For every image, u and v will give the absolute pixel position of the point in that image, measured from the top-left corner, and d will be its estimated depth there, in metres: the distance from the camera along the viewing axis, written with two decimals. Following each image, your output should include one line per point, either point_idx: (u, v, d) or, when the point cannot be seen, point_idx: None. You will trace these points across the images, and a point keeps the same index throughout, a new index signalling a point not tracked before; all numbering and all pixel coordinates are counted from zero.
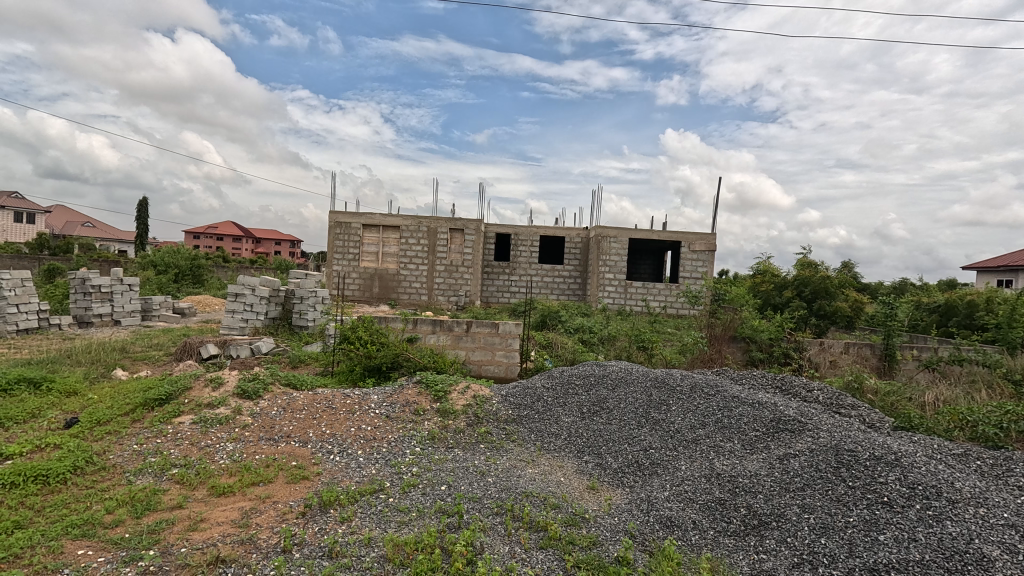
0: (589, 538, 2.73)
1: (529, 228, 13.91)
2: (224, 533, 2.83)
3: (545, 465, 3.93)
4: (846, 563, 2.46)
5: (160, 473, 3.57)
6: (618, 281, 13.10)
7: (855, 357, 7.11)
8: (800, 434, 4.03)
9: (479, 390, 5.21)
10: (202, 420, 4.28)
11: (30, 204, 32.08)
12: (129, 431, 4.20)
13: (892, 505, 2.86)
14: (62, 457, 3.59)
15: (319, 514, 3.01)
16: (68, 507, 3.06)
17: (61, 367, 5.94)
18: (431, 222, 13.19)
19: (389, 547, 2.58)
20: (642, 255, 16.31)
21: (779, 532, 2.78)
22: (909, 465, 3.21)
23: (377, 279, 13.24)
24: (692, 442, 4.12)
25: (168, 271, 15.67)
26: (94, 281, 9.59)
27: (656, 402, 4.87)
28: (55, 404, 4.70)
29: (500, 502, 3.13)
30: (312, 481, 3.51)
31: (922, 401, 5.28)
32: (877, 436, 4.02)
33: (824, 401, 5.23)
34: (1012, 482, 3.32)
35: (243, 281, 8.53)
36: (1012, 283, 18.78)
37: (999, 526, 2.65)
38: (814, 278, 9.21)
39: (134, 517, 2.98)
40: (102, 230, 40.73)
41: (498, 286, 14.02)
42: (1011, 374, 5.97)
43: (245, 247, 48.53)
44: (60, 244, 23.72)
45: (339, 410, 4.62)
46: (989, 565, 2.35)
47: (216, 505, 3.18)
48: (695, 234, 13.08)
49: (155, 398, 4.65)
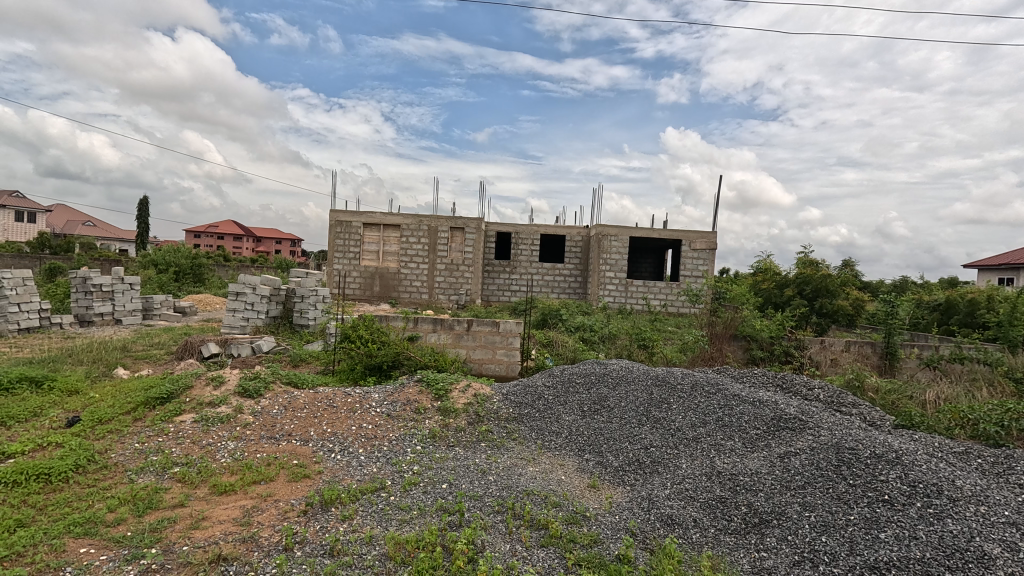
0: (590, 536, 2.73)
1: (530, 226, 13.90)
2: (226, 531, 2.83)
3: (546, 463, 3.93)
4: (847, 561, 2.47)
5: (162, 471, 3.58)
6: (619, 280, 13.10)
7: (856, 356, 7.10)
8: (801, 432, 4.03)
9: (479, 389, 5.22)
10: (204, 419, 4.29)
11: (31, 203, 32.12)
12: (130, 430, 4.21)
13: (893, 503, 2.86)
14: (64, 455, 3.60)
15: (320, 512, 3.02)
16: (70, 506, 3.06)
17: (63, 366, 5.95)
18: (432, 220, 13.19)
19: (391, 545, 2.59)
20: (643, 253, 16.29)
21: (780, 530, 2.78)
22: (910, 463, 3.21)
23: (378, 278, 13.25)
24: (693, 440, 4.12)
25: (169, 270, 15.69)
26: (96, 280, 9.61)
27: (657, 400, 4.87)
28: (57, 403, 4.71)
29: (501, 500, 3.13)
30: (314, 480, 3.51)
31: (923, 399, 5.28)
32: (878, 433, 4.02)
33: (825, 399, 5.23)
34: (1014, 480, 3.32)
35: (244, 280, 8.53)
36: (1013, 281, 18.75)
37: (1000, 524, 2.65)
38: (816, 276, 9.20)
39: (136, 515, 2.99)
40: (103, 229, 40.77)
41: (499, 285, 14.03)
42: (1012, 372, 5.97)
43: (246, 245, 48.57)
44: (62, 243, 23.75)
45: (340, 408, 4.62)
46: (990, 563, 2.35)
47: (218, 504, 3.19)
48: (696, 232, 13.07)
49: (156, 397, 4.66)
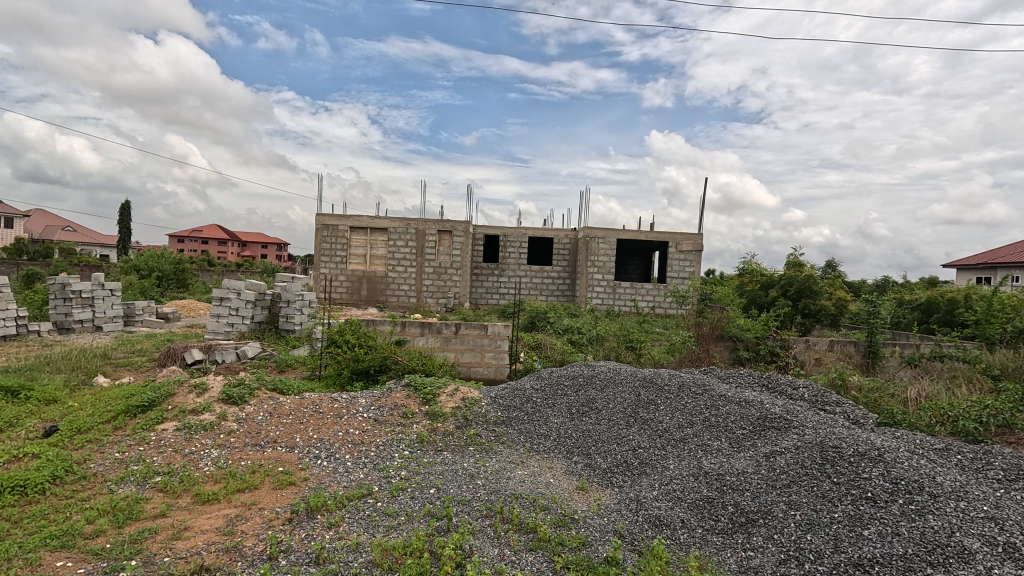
0: (579, 538, 2.74)
1: (518, 229, 13.94)
2: (209, 540, 2.78)
3: (535, 466, 3.93)
4: (832, 559, 2.49)
5: (143, 481, 3.51)
6: (607, 282, 13.16)
7: (839, 355, 7.25)
8: (786, 431, 4.07)
9: (468, 392, 5.18)
10: (187, 427, 4.22)
11: (9, 208, 31.53)
12: (111, 439, 4.12)
13: (876, 501, 2.90)
14: (40, 467, 3.51)
15: (306, 520, 2.98)
16: (46, 518, 2.99)
17: (41, 375, 5.81)
18: (419, 223, 13.15)
19: (377, 552, 2.56)
20: (631, 255, 16.41)
21: (767, 529, 2.81)
22: (893, 460, 3.27)
23: (366, 282, 13.15)
24: (681, 442, 4.14)
25: (151, 275, 15.40)
26: (75, 285, 9.41)
27: (644, 402, 4.90)
28: (34, 412, 4.61)
29: (489, 504, 3.11)
30: (300, 487, 3.47)
31: (905, 397, 5.37)
32: (861, 432, 4.08)
33: (809, 398, 5.29)
34: (993, 475, 3.39)
35: (228, 284, 8.40)
36: (991, 280, 19.25)
37: (980, 518, 2.70)
38: (799, 277, 9.31)
39: (115, 526, 2.93)
40: (84, 235, 40.03)
41: (487, 288, 14.01)
42: (990, 369, 6.09)
43: (231, 250, 48.04)
44: (41, 249, 23.32)
45: (326, 414, 4.57)
46: (970, 558, 2.39)
47: (200, 513, 3.13)
48: (682, 234, 13.19)
49: (137, 404, 4.56)
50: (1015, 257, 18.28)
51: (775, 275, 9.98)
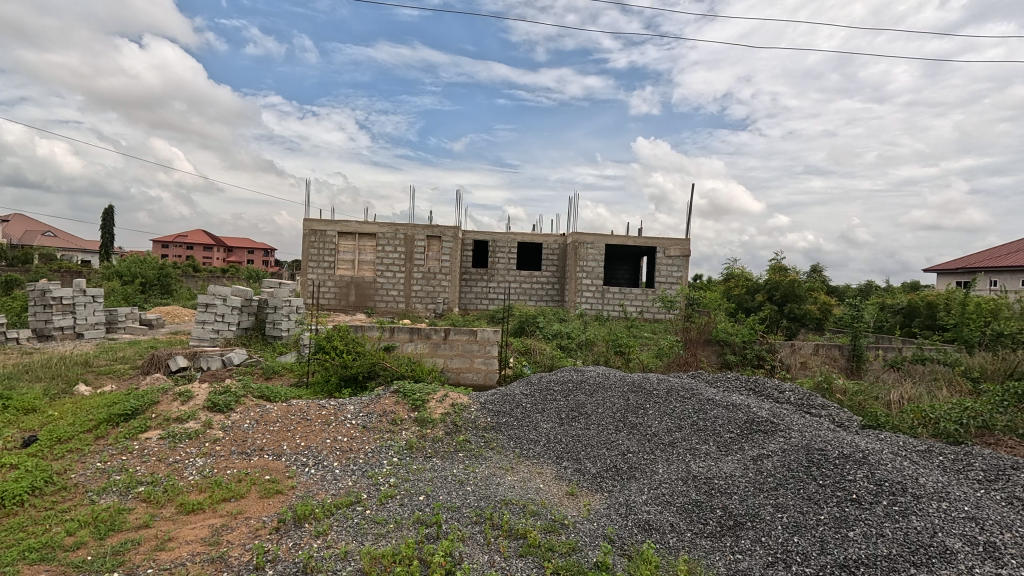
0: (569, 544, 2.74)
1: (506, 235, 14.01)
2: (193, 551, 2.74)
3: (524, 472, 3.93)
4: (818, 561, 2.53)
5: (126, 491, 3.44)
6: (595, 287, 13.24)
7: (824, 358, 7.36)
8: (773, 434, 4.12)
9: (457, 398, 5.15)
10: (170, 435, 4.14)
11: None
12: (92, 449, 4.04)
13: (860, 502, 2.95)
14: (18, 478, 3.42)
15: (293, 529, 2.94)
16: (24, 531, 2.91)
17: (20, 383, 5.68)
18: (408, 229, 13.12)
19: (366, 560, 2.53)
20: (619, 261, 16.54)
21: (755, 532, 2.83)
22: (876, 462, 3.32)
23: (354, 288, 13.07)
24: (669, 445, 4.18)
25: (134, 281, 15.15)
26: (55, 292, 9.22)
27: (633, 406, 4.93)
28: (12, 422, 4.49)
29: (479, 510, 3.11)
30: (287, 495, 3.43)
31: (888, 399, 5.48)
32: (846, 434, 4.14)
33: (795, 401, 5.36)
34: (973, 476, 3.47)
35: (214, 290, 8.32)
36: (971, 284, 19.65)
37: (961, 519, 2.76)
38: (784, 282, 9.43)
39: (97, 538, 2.86)
40: (65, 241, 39.25)
41: (477, 292, 14.00)
42: (969, 371, 6.25)
43: (217, 255, 47.45)
44: (19, 254, 22.87)
45: (314, 421, 4.53)
46: (952, 558, 2.44)
47: (185, 523, 3.08)
48: (670, 239, 13.30)
49: (120, 413, 4.47)
50: (992, 262, 18.71)
51: (761, 279, 10.11)
